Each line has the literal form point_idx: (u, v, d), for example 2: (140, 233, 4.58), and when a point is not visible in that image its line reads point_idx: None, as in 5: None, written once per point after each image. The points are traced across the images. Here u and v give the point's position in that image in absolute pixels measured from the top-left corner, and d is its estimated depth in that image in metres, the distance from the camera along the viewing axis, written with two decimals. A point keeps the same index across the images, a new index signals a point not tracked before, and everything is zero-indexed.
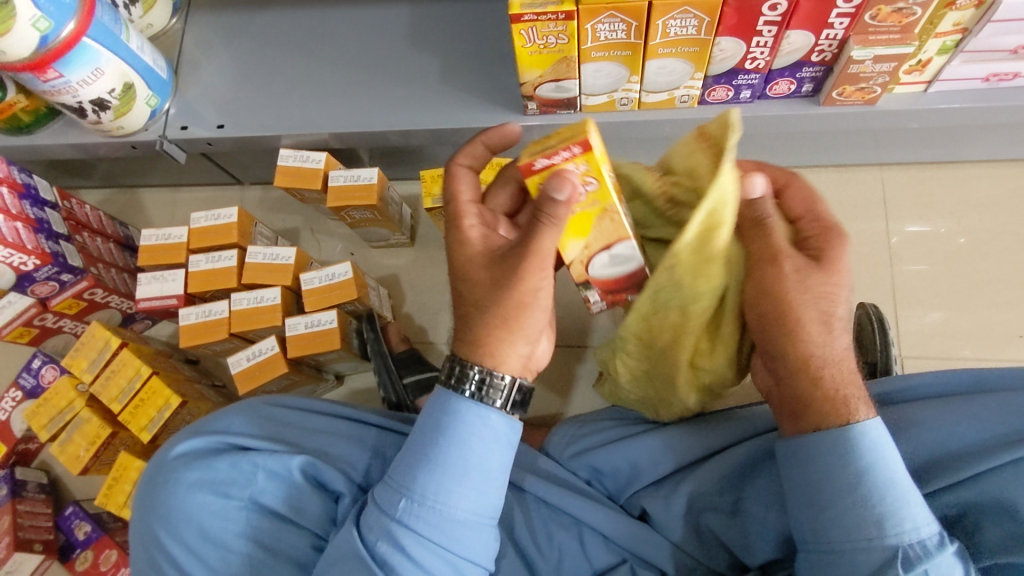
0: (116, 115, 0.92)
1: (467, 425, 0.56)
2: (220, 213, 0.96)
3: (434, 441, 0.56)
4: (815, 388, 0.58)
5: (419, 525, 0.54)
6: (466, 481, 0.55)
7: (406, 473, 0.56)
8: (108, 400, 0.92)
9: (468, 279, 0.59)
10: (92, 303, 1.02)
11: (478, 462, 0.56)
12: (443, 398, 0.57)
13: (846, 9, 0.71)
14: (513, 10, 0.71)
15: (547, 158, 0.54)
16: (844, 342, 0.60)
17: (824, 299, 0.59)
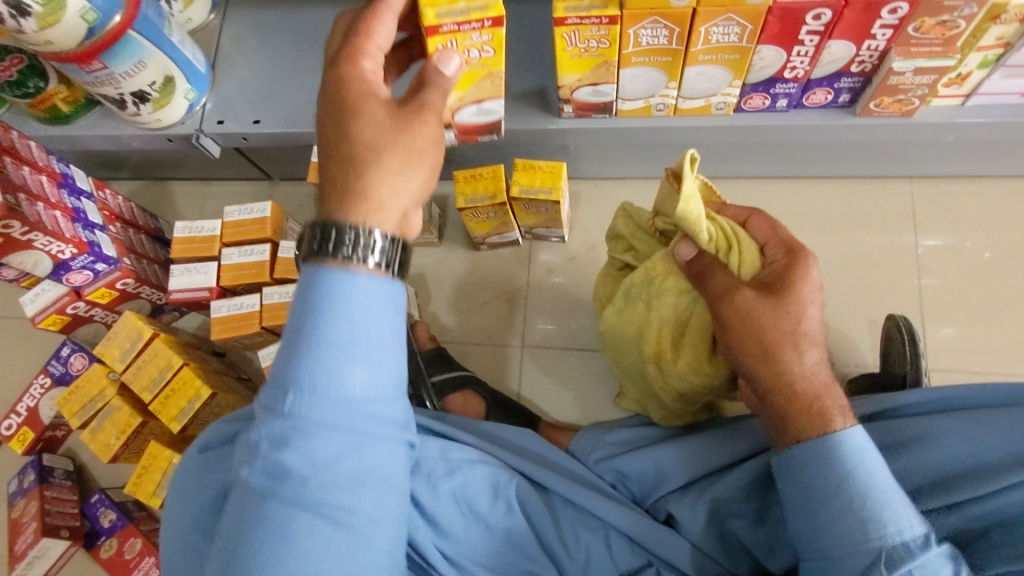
0: (156, 108, 0.93)
1: (351, 293, 0.48)
2: (254, 208, 0.97)
3: (297, 337, 0.48)
4: (793, 401, 0.66)
5: (304, 437, 0.47)
6: (349, 309, 0.48)
7: (288, 364, 0.48)
8: (139, 389, 0.93)
9: (360, 115, 0.54)
10: (125, 293, 1.03)
11: (355, 314, 0.48)
12: (309, 269, 0.49)
13: (889, 21, 0.71)
14: (558, 15, 0.72)
15: (457, 26, 0.64)
16: (814, 359, 0.68)
17: (795, 322, 0.68)
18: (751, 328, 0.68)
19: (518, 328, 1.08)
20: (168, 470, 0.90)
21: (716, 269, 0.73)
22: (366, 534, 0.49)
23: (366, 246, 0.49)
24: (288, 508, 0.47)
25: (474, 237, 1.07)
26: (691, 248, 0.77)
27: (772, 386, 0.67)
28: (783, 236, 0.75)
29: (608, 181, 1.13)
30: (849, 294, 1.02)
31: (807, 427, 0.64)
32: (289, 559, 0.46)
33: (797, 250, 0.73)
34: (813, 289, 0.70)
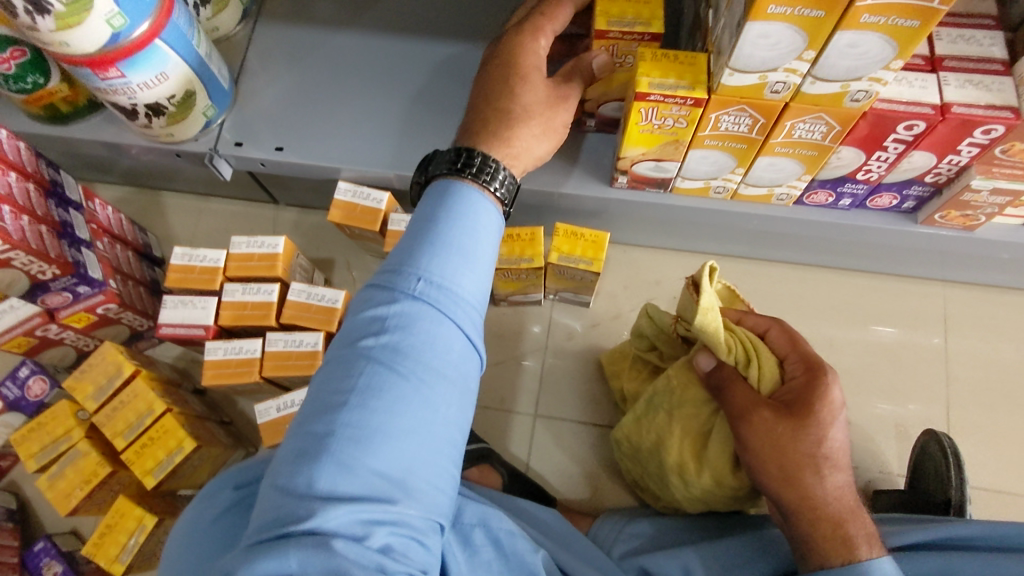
0: (169, 122, 0.84)
1: (470, 203, 0.54)
2: (264, 241, 0.88)
3: (434, 218, 0.53)
4: (816, 526, 0.66)
5: (428, 299, 0.50)
6: (480, 224, 0.54)
7: (407, 257, 0.51)
8: (111, 434, 0.82)
9: (529, 85, 0.64)
10: (104, 318, 0.92)
11: (484, 235, 0.54)
12: (439, 185, 0.56)
13: (979, 140, 0.68)
14: (641, 89, 0.66)
15: (620, 32, 0.71)
16: (837, 481, 0.67)
17: (818, 445, 0.66)
18: (773, 451, 0.67)
19: (533, 394, 1.01)
20: (137, 532, 0.80)
21: (736, 383, 0.72)
22: (447, 437, 0.49)
23: (494, 181, 0.57)
24: (391, 374, 0.47)
25: (496, 293, 1.01)
26: (711, 359, 0.76)
27: (796, 510, 0.66)
28: (804, 351, 0.74)
29: (638, 247, 1.08)
30: (877, 395, 0.99)
31: (833, 555, 0.64)
32: (389, 421, 0.46)
33: (817, 364, 0.71)
34: (835, 408, 0.67)
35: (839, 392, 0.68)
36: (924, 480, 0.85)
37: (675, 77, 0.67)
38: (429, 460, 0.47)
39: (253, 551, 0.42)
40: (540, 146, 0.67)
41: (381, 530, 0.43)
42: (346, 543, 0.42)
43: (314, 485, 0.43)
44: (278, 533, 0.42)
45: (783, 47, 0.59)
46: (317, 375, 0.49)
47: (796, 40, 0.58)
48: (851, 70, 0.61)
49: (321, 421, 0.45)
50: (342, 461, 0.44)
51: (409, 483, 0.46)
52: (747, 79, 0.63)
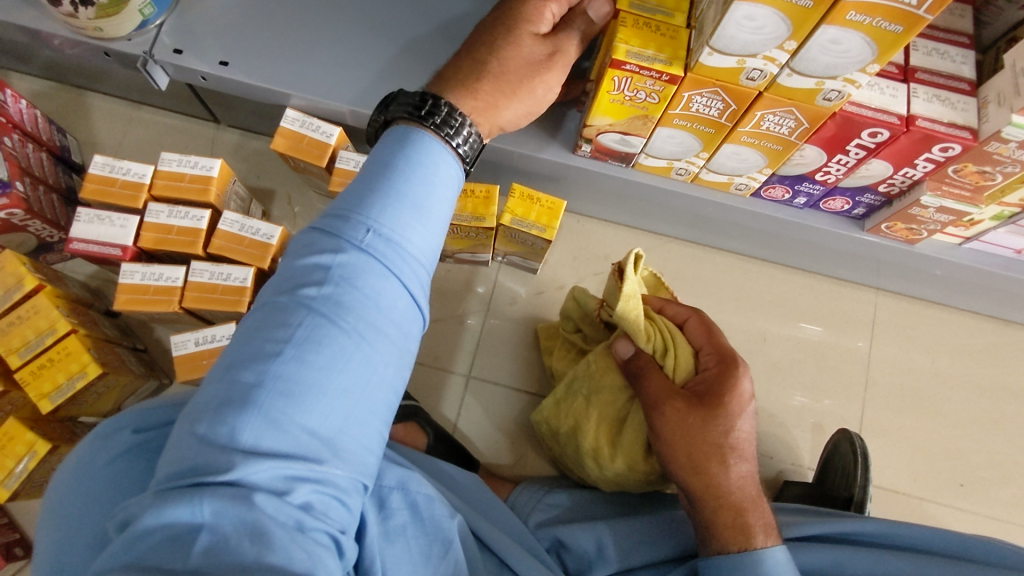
0: (99, 14, 0.76)
1: (430, 156, 0.51)
2: (198, 162, 0.81)
3: (391, 166, 0.49)
4: (718, 512, 0.67)
5: (376, 250, 0.46)
6: (438, 179, 0.51)
7: (358, 205, 0.47)
8: (5, 351, 0.76)
9: (520, 44, 0.61)
10: (7, 224, 0.84)
11: (440, 193, 0.51)
12: (395, 131, 0.52)
13: (936, 157, 0.69)
14: (617, 57, 0.63)
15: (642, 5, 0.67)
16: (741, 472, 0.68)
17: (724, 435, 0.68)
18: (682, 439, 0.68)
19: (468, 356, 0.99)
20: (27, 459, 0.74)
21: (652, 372, 0.73)
22: (383, 399, 0.46)
23: (454, 136, 0.53)
24: (330, 326, 0.43)
25: (443, 248, 0.98)
26: (630, 346, 0.77)
27: (701, 496, 0.68)
28: (717, 342, 0.76)
29: (592, 219, 1.07)
30: (799, 389, 1.02)
31: (731, 542, 0.65)
32: (324, 378, 0.42)
33: (728, 357, 0.73)
34: (743, 400, 0.69)
35: (748, 385, 0.70)
36: (830, 475, 0.89)
37: (654, 48, 0.65)
38: (363, 420, 0.44)
39: (161, 497, 0.38)
40: (509, 109, 0.62)
41: (304, 487, 0.40)
42: (266, 498, 0.38)
43: (236, 436, 0.39)
44: (192, 483, 0.38)
45: (766, 32, 0.57)
46: (246, 321, 0.45)
47: (780, 27, 0.57)
48: (829, 67, 0.59)
49: (250, 369, 0.41)
50: (269, 412, 0.40)
51: (340, 442, 0.43)
52: (725, 61, 0.61)
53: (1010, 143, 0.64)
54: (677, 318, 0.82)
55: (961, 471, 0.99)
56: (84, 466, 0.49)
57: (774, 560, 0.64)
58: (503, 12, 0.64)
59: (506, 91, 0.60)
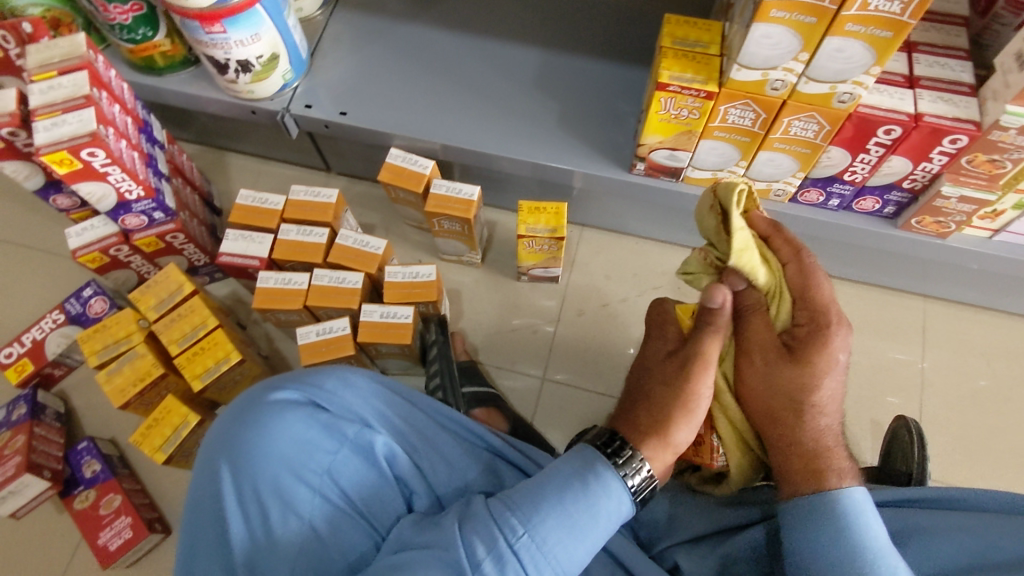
0: (254, 79, 0.98)
1: (605, 490, 0.60)
2: (320, 192, 1.00)
3: (571, 487, 0.59)
4: (790, 457, 0.70)
5: (521, 556, 0.56)
6: (608, 512, 0.59)
7: (534, 507, 0.58)
8: (167, 341, 0.93)
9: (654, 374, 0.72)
10: (169, 246, 1.03)
11: (609, 521, 0.59)
12: (583, 450, 0.63)
13: (948, 149, 0.80)
14: (662, 80, 0.79)
15: (683, 41, 0.83)
16: (825, 421, 0.70)
17: (796, 389, 0.70)
18: (764, 391, 0.72)
19: (543, 360, 1.10)
20: (182, 427, 0.91)
21: (750, 314, 0.74)
22: None
23: (633, 472, 0.62)
24: None
25: (519, 266, 1.11)
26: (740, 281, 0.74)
27: (778, 443, 0.71)
28: (809, 296, 0.71)
29: (650, 241, 1.19)
30: (856, 390, 1.08)
31: (801, 484, 0.67)
32: None
33: (823, 310, 0.70)
34: (834, 360, 0.69)
35: (842, 345, 0.69)
36: (891, 462, 0.93)
37: (692, 72, 0.80)
38: None
39: None
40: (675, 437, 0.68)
41: None
42: None
43: None
44: None
45: (783, 47, 0.72)
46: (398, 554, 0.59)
47: (793, 42, 0.71)
48: (839, 73, 0.73)
49: None
50: None
51: None
52: (752, 75, 0.76)
53: (1009, 130, 0.75)
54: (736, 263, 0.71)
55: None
56: (259, 417, 0.67)
57: (851, 499, 0.62)
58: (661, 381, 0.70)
59: (664, 422, 0.67)
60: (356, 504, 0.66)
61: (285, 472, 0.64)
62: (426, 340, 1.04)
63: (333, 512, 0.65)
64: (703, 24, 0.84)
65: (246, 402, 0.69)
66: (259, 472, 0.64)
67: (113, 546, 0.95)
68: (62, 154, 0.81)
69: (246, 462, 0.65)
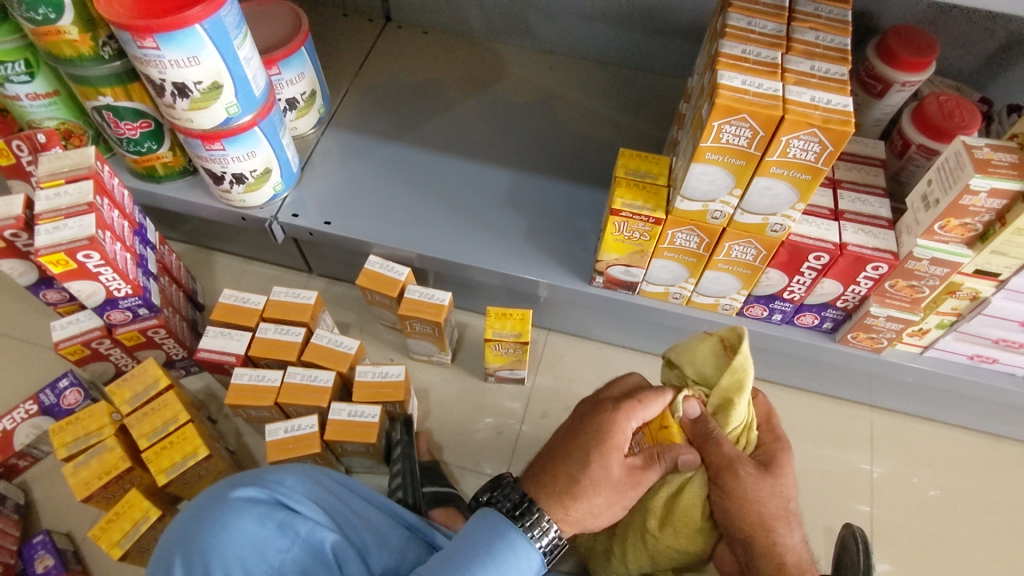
0: (246, 190, 1.07)
1: (514, 557, 0.64)
2: (300, 294, 1.07)
3: (481, 553, 0.64)
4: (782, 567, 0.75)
5: None
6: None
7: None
8: (138, 435, 0.95)
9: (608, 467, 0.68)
10: (149, 340, 1.07)
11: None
12: (485, 512, 0.67)
13: (872, 275, 0.88)
14: (615, 206, 0.88)
15: (634, 172, 0.93)
16: (798, 535, 0.77)
17: (782, 499, 0.77)
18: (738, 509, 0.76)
19: (506, 461, 1.13)
20: (141, 522, 0.92)
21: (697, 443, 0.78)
22: None
23: (543, 536, 0.65)
24: None
25: (486, 367, 1.16)
26: (697, 407, 0.78)
27: (767, 551, 0.76)
28: (774, 422, 0.83)
29: (612, 346, 1.25)
30: (811, 497, 1.11)
31: None
32: None
33: (782, 435, 0.82)
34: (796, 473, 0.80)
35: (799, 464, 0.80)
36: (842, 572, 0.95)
37: (642, 200, 0.90)
38: None
39: None
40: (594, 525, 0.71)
41: None
42: None
43: None
44: None
45: (718, 184, 0.82)
46: None
47: (727, 180, 0.81)
48: (769, 207, 0.83)
49: None
50: None
51: None
52: (694, 205, 0.86)
53: (922, 261, 0.84)
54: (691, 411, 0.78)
55: None
56: (217, 514, 0.68)
57: None
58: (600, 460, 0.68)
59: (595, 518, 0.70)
60: None
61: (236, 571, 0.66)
62: (390, 438, 1.07)
63: None
64: (653, 158, 0.95)
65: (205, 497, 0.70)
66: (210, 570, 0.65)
67: None
68: (59, 255, 0.87)
69: (198, 561, 0.65)
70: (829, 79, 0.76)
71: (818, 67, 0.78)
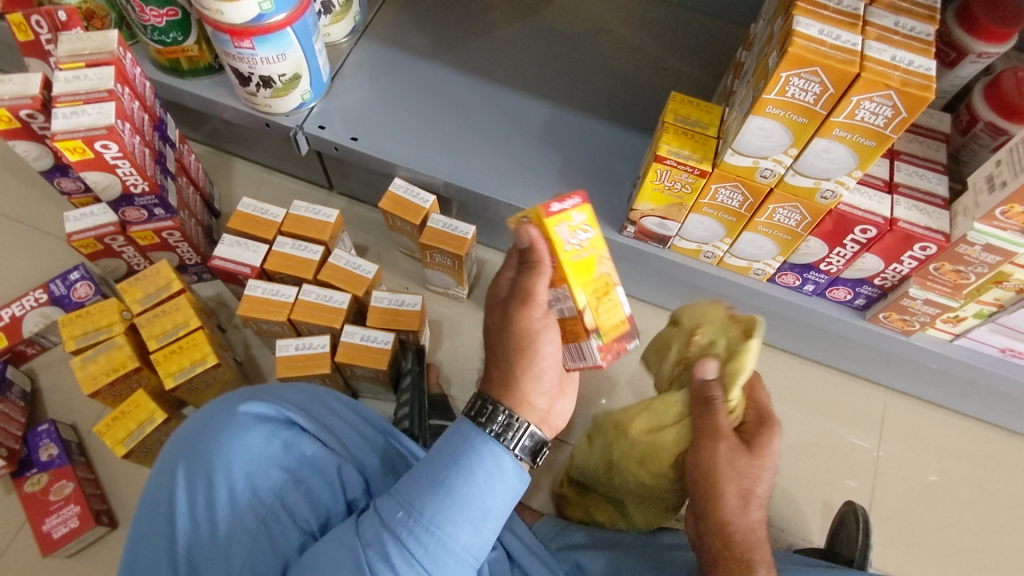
0: (273, 95, 1.02)
1: (481, 460, 0.59)
2: (321, 211, 1.03)
3: (449, 462, 0.58)
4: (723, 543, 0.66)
5: (410, 537, 0.56)
6: (496, 484, 0.59)
7: (412, 486, 0.58)
8: (147, 336, 0.94)
9: (494, 326, 0.65)
10: (164, 242, 1.04)
11: (489, 495, 0.59)
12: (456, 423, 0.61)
13: (918, 255, 0.85)
14: (660, 153, 0.84)
15: (683, 119, 0.88)
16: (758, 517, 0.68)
17: (747, 479, 0.68)
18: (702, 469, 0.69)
19: None
20: (147, 423, 0.91)
21: (618, 332, 0.69)
22: None
23: (512, 441, 0.60)
24: None
25: (502, 307, 1.13)
26: (712, 368, 0.72)
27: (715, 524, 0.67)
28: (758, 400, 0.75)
29: (631, 298, 1.22)
30: (812, 470, 1.11)
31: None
32: None
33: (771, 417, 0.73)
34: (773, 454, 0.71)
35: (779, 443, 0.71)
36: (836, 547, 0.95)
37: (689, 149, 0.85)
38: None
39: None
40: (553, 405, 0.66)
41: None
42: None
43: None
44: None
45: (774, 140, 0.77)
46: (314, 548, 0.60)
47: (784, 137, 0.76)
48: (825, 171, 0.78)
49: None
50: None
51: None
52: (744, 161, 0.81)
53: (975, 245, 0.80)
54: (706, 372, 0.72)
55: (963, 567, 1.05)
56: (219, 423, 0.68)
57: None
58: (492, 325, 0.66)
59: (514, 381, 0.63)
60: (300, 511, 0.67)
61: (241, 485, 0.66)
62: (400, 367, 1.06)
63: (287, 530, 0.66)
64: (705, 106, 0.89)
65: (213, 404, 0.71)
66: (213, 480, 0.65)
67: (57, 534, 0.94)
68: (75, 142, 0.84)
69: (203, 472, 0.65)
70: (914, 38, 0.70)
71: (903, 23, 0.71)
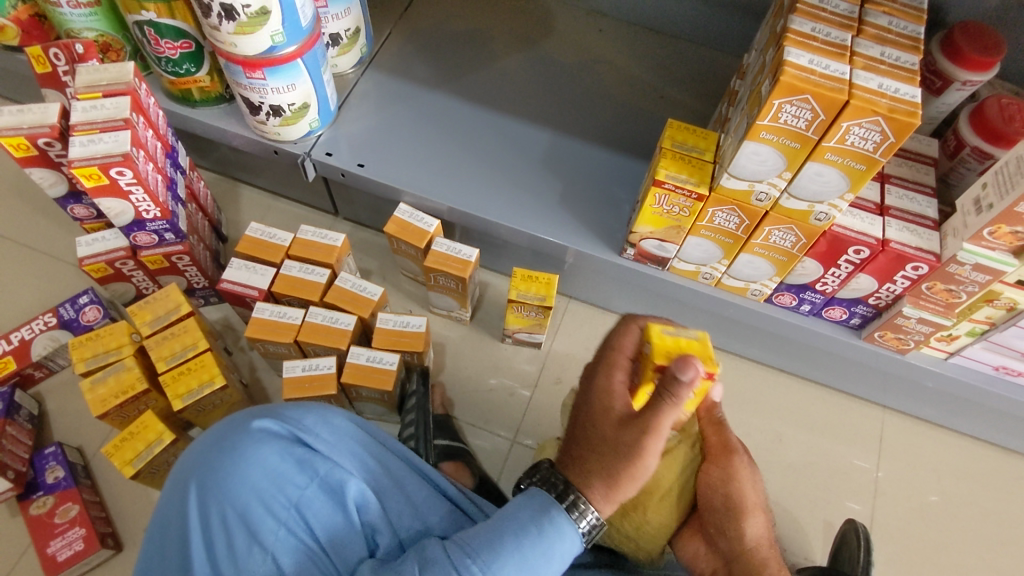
0: (282, 123, 1.05)
1: (557, 534, 0.63)
2: (327, 235, 1.05)
3: (527, 532, 0.62)
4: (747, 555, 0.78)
5: None
6: (555, 553, 0.63)
7: (485, 546, 0.62)
8: (156, 358, 0.95)
9: (594, 429, 0.68)
10: (173, 266, 1.06)
11: (557, 564, 0.64)
12: (534, 492, 0.66)
13: (910, 274, 0.87)
14: (659, 177, 0.87)
15: (680, 145, 0.91)
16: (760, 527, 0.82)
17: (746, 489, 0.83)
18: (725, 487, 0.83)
19: (516, 422, 1.13)
20: (154, 445, 0.92)
21: (669, 403, 0.64)
22: None
23: (581, 519, 0.64)
24: None
25: (505, 328, 1.15)
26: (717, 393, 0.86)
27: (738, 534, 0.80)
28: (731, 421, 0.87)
29: None
30: (813, 490, 1.12)
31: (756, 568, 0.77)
32: None
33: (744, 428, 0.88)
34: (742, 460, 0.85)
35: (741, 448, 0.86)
36: (838, 566, 0.96)
37: (686, 174, 0.88)
38: None
39: None
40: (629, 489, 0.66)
41: None
42: None
43: None
44: None
45: (769, 165, 0.80)
46: None
47: (778, 162, 0.79)
48: (818, 194, 0.81)
49: None
50: None
51: None
52: (740, 184, 0.84)
53: (965, 265, 0.82)
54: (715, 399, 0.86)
55: None
56: (235, 446, 0.69)
57: None
58: (579, 428, 0.71)
59: (614, 483, 0.65)
60: (321, 539, 0.68)
61: (255, 504, 0.66)
62: (404, 388, 1.07)
63: (297, 550, 0.66)
64: (701, 132, 0.93)
65: (226, 425, 0.72)
66: (228, 500, 0.66)
67: (61, 557, 0.94)
68: (91, 169, 0.86)
69: (215, 490, 0.66)
70: (898, 67, 0.73)
71: (889, 53, 0.75)
